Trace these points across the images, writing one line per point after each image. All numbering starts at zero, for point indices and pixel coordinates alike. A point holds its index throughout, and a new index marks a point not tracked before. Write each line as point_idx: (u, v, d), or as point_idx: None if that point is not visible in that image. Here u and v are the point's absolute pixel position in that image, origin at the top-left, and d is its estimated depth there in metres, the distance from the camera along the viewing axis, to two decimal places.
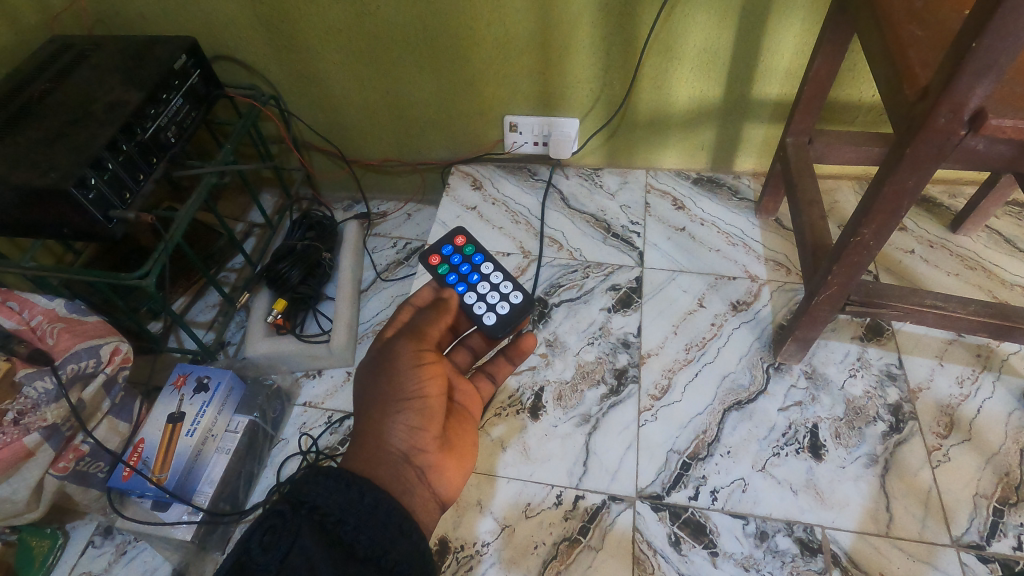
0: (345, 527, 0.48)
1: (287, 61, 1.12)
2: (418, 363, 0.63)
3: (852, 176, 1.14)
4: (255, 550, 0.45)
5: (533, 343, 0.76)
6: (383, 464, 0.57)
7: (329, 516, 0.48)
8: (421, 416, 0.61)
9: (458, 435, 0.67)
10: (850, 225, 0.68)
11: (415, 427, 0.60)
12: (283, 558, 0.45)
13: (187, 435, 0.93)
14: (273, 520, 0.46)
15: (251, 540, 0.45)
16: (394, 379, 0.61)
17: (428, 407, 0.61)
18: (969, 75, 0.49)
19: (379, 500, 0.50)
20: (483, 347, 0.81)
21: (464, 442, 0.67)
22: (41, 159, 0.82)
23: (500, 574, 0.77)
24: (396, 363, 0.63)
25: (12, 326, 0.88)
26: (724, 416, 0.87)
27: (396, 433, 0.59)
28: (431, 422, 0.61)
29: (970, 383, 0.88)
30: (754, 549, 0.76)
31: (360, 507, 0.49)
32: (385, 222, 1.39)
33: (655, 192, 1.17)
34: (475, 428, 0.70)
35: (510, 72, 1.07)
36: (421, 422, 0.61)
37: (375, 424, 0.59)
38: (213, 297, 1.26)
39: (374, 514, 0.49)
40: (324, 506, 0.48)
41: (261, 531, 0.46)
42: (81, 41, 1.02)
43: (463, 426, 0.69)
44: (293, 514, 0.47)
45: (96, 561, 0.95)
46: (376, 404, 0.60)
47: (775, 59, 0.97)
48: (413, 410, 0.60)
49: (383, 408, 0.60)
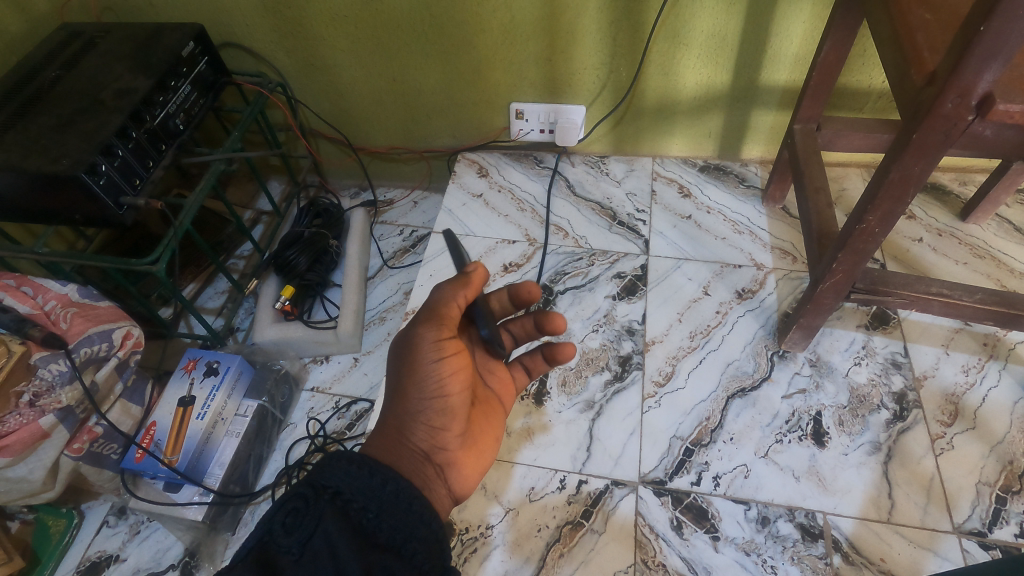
0: (367, 515, 0.49)
1: (293, 48, 1.13)
2: (440, 357, 0.60)
3: (861, 164, 1.13)
4: (278, 532, 0.46)
5: (571, 353, 0.72)
6: (405, 458, 0.57)
7: (352, 502, 0.49)
8: (443, 415, 0.61)
9: (482, 428, 0.67)
10: (855, 213, 0.67)
11: (437, 424, 0.61)
12: (306, 541, 0.46)
13: (199, 418, 0.94)
14: (296, 502, 0.47)
15: (273, 520, 0.46)
16: (418, 374, 0.60)
17: (450, 405, 0.61)
18: (978, 59, 0.49)
19: (400, 488, 0.51)
20: (525, 335, 0.76)
21: (486, 434, 0.68)
22: (52, 146, 0.83)
23: (504, 556, 0.78)
24: (419, 354, 0.60)
25: (27, 310, 0.89)
26: (728, 403, 0.88)
27: (418, 429, 0.59)
28: (453, 420, 0.62)
29: (976, 372, 0.88)
30: (755, 533, 0.77)
31: (382, 495, 0.50)
32: (392, 210, 1.40)
33: (661, 179, 1.17)
34: (500, 420, 0.71)
35: (516, 58, 1.07)
36: (442, 420, 0.61)
37: (397, 417, 0.60)
38: (222, 284, 1.27)
39: (395, 502, 0.50)
40: (346, 492, 0.49)
41: (283, 513, 0.47)
42: (90, 29, 1.02)
43: (489, 417, 0.69)
44: (315, 499, 0.48)
45: (110, 541, 0.97)
46: (398, 395, 0.61)
47: (784, 44, 0.96)
48: (436, 406, 0.61)
49: (405, 400, 0.60)
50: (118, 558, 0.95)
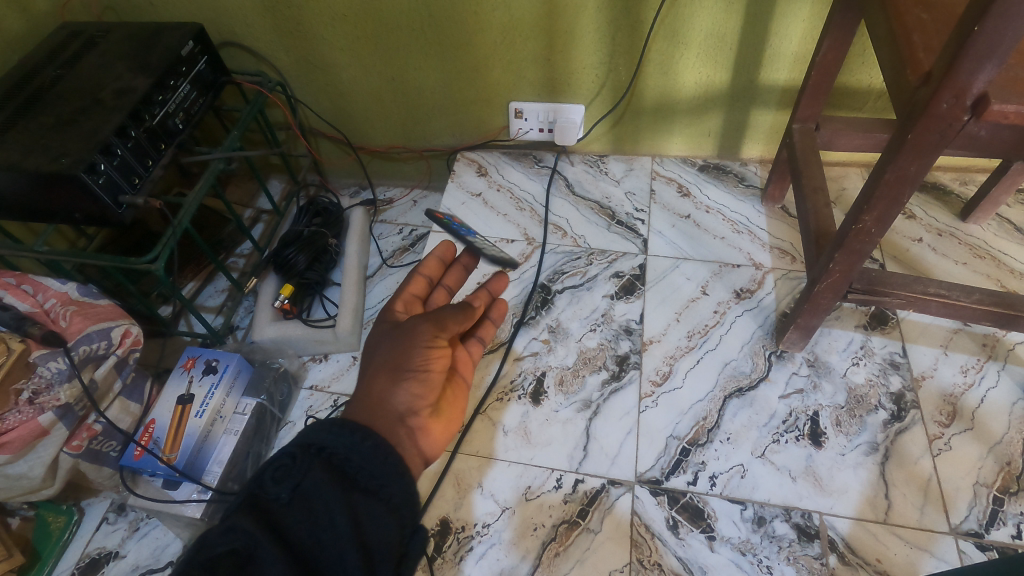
0: (350, 464, 0.49)
1: (293, 48, 1.13)
2: (430, 343, 0.63)
3: (861, 164, 1.13)
4: (267, 483, 0.47)
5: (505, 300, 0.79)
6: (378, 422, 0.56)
7: (335, 454, 0.49)
8: (423, 386, 0.61)
9: (451, 401, 0.66)
10: (851, 213, 0.67)
11: (416, 394, 0.60)
12: (294, 488, 0.47)
13: (197, 416, 0.95)
14: (283, 457, 0.48)
15: (263, 474, 0.47)
16: (405, 353, 0.61)
17: (431, 378, 0.61)
18: (972, 59, 0.48)
19: (379, 445, 0.50)
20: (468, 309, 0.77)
21: (454, 407, 0.66)
22: (52, 146, 0.83)
23: (499, 554, 0.78)
24: (410, 334, 0.62)
25: (27, 309, 0.89)
26: (725, 403, 0.88)
27: (396, 398, 0.59)
28: (431, 392, 0.61)
29: (974, 372, 0.87)
30: (751, 533, 0.77)
31: (362, 449, 0.49)
32: (391, 209, 1.41)
33: (660, 178, 1.17)
34: (467, 397, 0.69)
35: (515, 57, 1.07)
36: (423, 391, 0.61)
37: (378, 387, 0.59)
38: (222, 282, 1.28)
39: (374, 457, 0.49)
40: (330, 446, 0.49)
41: (273, 466, 0.48)
42: (91, 28, 1.02)
43: (456, 392, 0.68)
44: (302, 454, 0.48)
45: (109, 538, 0.98)
46: (384, 369, 0.60)
47: (783, 43, 0.96)
48: (417, 378, 0.61)
49: (387, 373, 0.60)
50: (117, 555, 0.96)
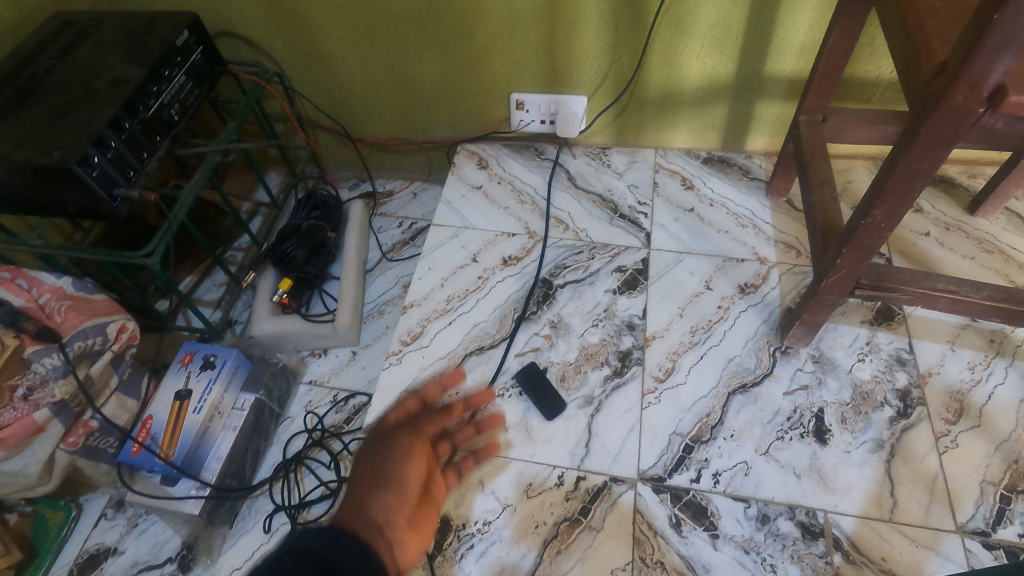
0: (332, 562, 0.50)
1: (290, 38, 1.11)
2: (409, 455, 0.64)
3: (867, 156, 1.11)
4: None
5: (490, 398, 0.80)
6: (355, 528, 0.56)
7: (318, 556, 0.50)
8: (399, 496, 0.61)
9: (428, 514, 0.65)
10: (860, 208, 0.66)
11: (392, 505, 0.61)
12: None
13: (195, 412, 0.94)
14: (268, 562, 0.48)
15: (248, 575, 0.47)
16: (385, 464, 0.63)
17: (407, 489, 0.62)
18: (990, 50, 0.47)
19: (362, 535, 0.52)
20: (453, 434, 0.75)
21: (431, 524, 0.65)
22: (44, 138, 0.81)
23: (500, 551, 0.77)
24: (390, 447, 0.64)
25: (21, 304, 0.87)
26: (728, 399, 0.87)
27: (374, 506, 0.60)
28: (408, 501, 0.62)
29: (982, 369, 0.86)
30: (755, 531, 0.76)
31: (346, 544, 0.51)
32: (391, 201, 1.39)
33: (663, 171, 1.15)
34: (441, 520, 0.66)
35: (516, 47, 1.05)
36: (399, 501, 0.61)
37: (357, 498, 0.60)
38: (220, 276, 1.27)
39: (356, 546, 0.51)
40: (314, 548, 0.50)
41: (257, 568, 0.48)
42: (84, 18, 1.00)
43: (432, 511, 0.66)
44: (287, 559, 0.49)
45: (108, 533, 0.98)
46: (362, 480, 0.62)
47: (790, 33, 0.94)
48: (394, 489, 0.62)
49: (368, 482, 0.62)
50: (116, 551, 0.96)
